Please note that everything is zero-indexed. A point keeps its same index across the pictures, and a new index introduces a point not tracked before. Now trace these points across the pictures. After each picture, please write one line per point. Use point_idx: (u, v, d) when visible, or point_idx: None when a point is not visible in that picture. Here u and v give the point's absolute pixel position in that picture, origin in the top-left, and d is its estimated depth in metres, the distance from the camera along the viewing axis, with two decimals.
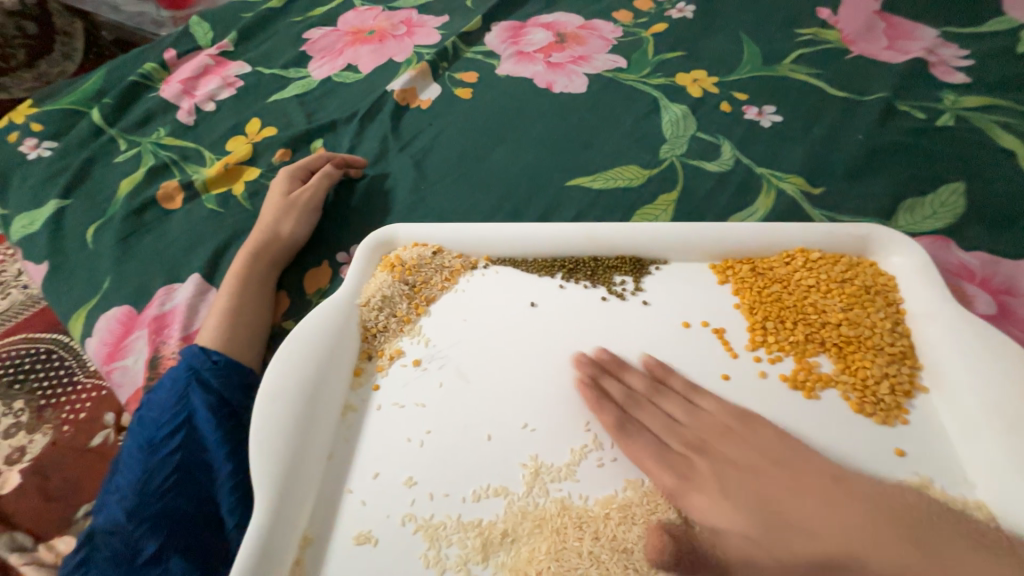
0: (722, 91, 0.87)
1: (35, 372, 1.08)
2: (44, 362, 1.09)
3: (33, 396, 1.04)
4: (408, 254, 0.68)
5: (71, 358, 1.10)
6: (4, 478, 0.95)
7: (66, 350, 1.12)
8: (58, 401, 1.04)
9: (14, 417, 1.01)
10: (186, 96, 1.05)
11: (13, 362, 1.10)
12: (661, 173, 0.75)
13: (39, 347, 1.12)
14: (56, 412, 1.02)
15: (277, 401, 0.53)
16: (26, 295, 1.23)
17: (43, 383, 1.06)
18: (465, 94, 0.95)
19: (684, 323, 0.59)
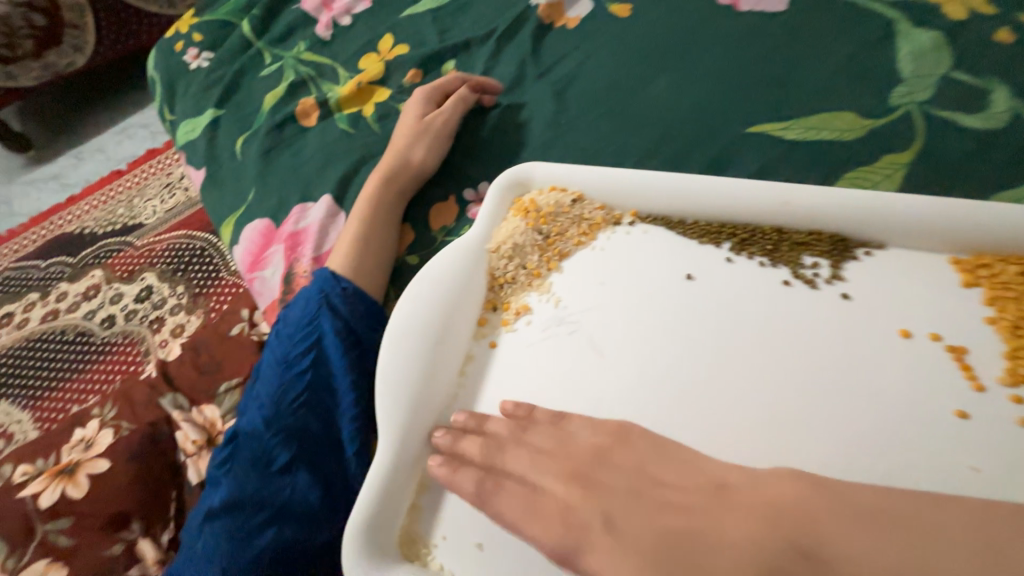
0: (999, 13, 0.61)
1: (192, 264, 1.23)
2: (199, 256, 1.24)
3: (190, 284, 1.20)
4: (544, 199, 0.60)
5: (218, 256, 1.24)
6: (169, 348, 1.10)
7: (214, 249, 1.25)
8: (209, 292, 1.18)
9: (177, 299, 1.18)
10: (324, 9, 1.02)
11: (175, 253, 1.26)
12: (888, 125, 0.56)
13: (195, 243, 1.27)
14: (207, 301, 1.17)
15: (403, 342, 0.51)
16: (186, 197, 1.40)
17: (197, 274, 1.21)
18: (622, 11, 0.79)
19: (905, 331, 0.44)
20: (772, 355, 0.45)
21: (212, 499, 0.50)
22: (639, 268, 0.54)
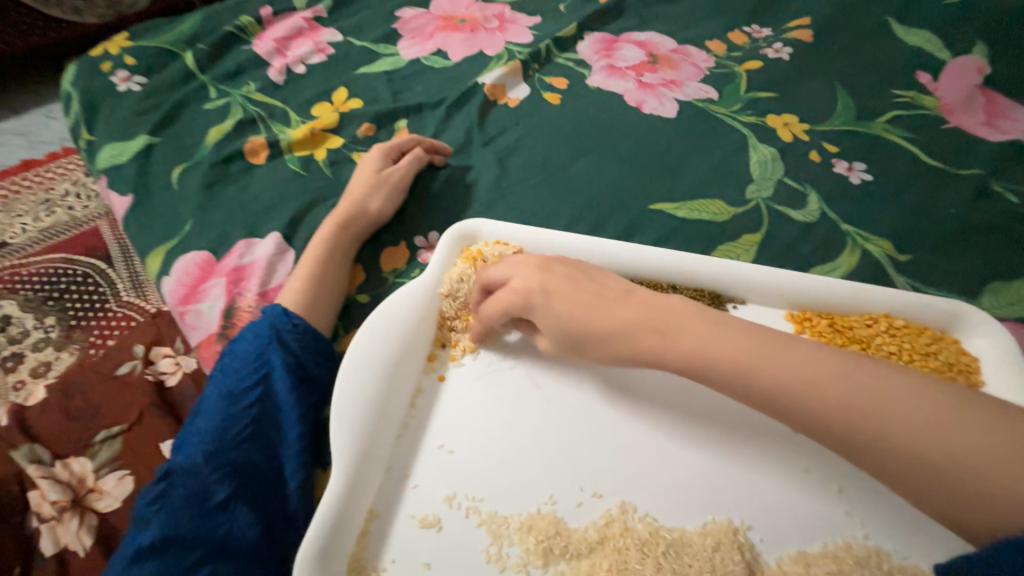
0: (812, 140, 0.87)
1: (70, 292, 1.10)
2: (79, 283, 1.12)
3: (63, 315, 1.07)
4: (490, 249, 0.68)
5: (104, 283, 1.12)
6: (32, 391, 0.96)
7: (100, 276, 1.13)
8: (88, 324, 1.06)
9: (44, 332, 1.05)
10: (278, 55, 1.07)
11: (49, 279, 1.12)
12: (746, 212, 0.75)
13: (76, 269, 1.14)
14: (86, 334, 1.05)
15: (359, 375, 0.54)
16: (70, 216, 1.24)
17: (76, 303, 1.09)
18: (554, 99, 0.95)
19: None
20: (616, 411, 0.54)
21: (139, 540, 0.48)
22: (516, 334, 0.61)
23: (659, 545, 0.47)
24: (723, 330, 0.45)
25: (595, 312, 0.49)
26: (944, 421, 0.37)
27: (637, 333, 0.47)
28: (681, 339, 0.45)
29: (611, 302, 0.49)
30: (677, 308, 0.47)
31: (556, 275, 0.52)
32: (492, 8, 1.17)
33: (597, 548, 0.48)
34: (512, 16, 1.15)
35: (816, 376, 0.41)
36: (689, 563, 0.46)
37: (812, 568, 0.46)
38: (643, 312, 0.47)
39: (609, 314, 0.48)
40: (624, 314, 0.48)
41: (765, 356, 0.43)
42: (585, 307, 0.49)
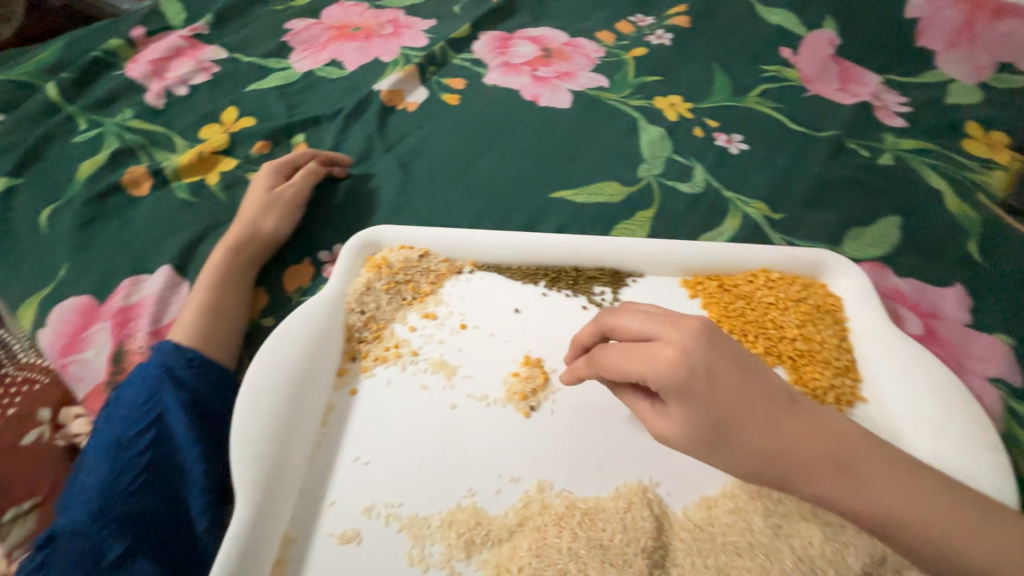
0: (696, 117, 0.93)
1: None
2: None
3: None
4: (395, 256, 0.68)
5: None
6: None
7: None
8: None
9: None
10: (155, 77, 1.00)
11: None
12: (639, 191, 0.80)
13: None
14: None
15: (260, 401, 0.52)
16: None
17: None
18: (453, 100, 0.96)
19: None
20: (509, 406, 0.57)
21: None
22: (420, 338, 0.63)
23: (575, 516, 0.49)
24: (863, 445, 0.42)
25: (757, 418, 0.41)
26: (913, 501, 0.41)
27: (806, 451, 0.41)
28: (829, 457, 0.41)
29: (774, 404, 0.41)
30: (830, 423, 0.43)
31: (723, 357, 0.41)
32: (385, 14, 1.16)
33: (517, 530, 0.49)
34: (405, 20, 1.15)
35: (913, 498, 0.41)
36: (603, 527, 0.48)
37: (715, 509, 0.50)
38: (809, 424, 0.41)
39: (773, 427, 0.41)
40: (793, 427, 0.41)
41: (889, 476, 0.42)
42: (750, 411, 0.41)
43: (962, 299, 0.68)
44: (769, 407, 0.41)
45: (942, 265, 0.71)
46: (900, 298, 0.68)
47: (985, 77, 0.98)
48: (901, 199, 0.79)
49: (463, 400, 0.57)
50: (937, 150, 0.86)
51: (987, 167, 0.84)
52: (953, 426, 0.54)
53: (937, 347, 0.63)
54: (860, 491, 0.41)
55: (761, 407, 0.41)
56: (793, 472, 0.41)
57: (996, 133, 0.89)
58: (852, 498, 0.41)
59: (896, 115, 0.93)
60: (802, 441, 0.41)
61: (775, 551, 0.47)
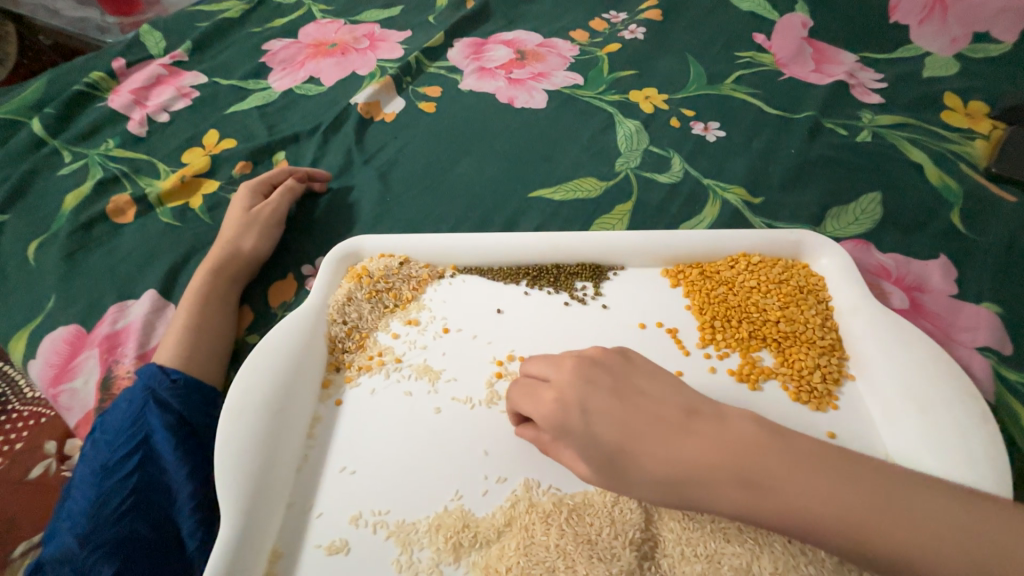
0: (672, 108, 0.93)
1: None
2: None
3: None
4: (375, 265, 0.68)
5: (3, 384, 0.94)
6: None
7: None
8: None
9: None
10: (137, 106, 1.02)
11: None
12: (617, 185, 0.80)
13: None
14: None
15: (243, 418, 0.52)
16: None
17: None
18: (429, 108, 0.97)
19: (641, 324, 0.64)
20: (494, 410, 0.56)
21: None
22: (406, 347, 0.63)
23: (562, 512, 0.49)
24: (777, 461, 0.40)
25: (647, 445, 0.42)
26: (817, 492, 0.38)
27: (702, 477, 0.40)
28: (743, 479, 0.40)
29: (681, 434, 0.42)
30: (736, 436, 0.41)
31: (598, 391, 0.46)
32: (360, 29, 1.17)
33: (505, 530, 0.49)
34: (381, 34, 1.16)
35: (841, 500, 0.38)
36: (591, 522, 0.48)
37: None
38: (718, 451, 0.40)
39: (669, 453, 0.41)
40: (688, 455, 0.41)
41: (818, 489, 0.38)
42: (634, 441, 0.42)
43: (947, 270, 0.67)
44: (658, 438, 0.42)
45: (926, 238, 0.71)
46: (885, 274, 0.67)
47: (961, 48, 0.98)
48: (881, 175, 0.78)
49: (448, 403, 0.57)
50: (915, 124, 0.86)
51: (967, 137, 0.84)
52: (941, 397, 0.54)
53: (924, 320, 0.63)
54: (787, 511, 0.38)
55: (643, 435, 0.42)
56: (700, 497, 0.41)
57: (974, 103, 0.89)
58: (775, 516, 0.39)
59: (873, 92, 0.92)
60: (696, 472, 0.40)
61: (765, 535, 0.46)
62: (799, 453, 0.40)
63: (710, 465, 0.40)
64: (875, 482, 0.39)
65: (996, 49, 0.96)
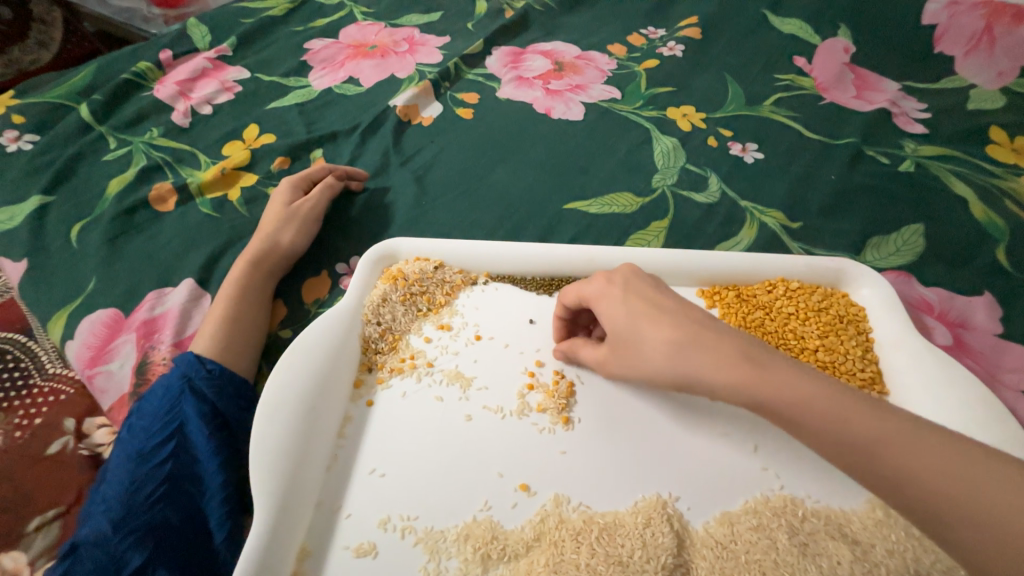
0: (709, 127, 0.93)
1: None
2: None
3: None
4: (410, 268, 0.69)
5: (27, 359, 0.96)
6: None
7: (22, 351, 0.97)
8: (9, 405, 0.91)
9: None
10: (181, 98, 1.04)
11: None
12: (652, 202, 0.80)
13: None
14: (6, 417, 0.89)
15: (279, 412, 0.53)
16: None
17: None
18: (466, 114, 0.98)
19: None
20: (522, 423, 0.56)
21: None
22: (439, 352, 0.63)
23: (593, 530, 0.48)
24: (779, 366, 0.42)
25: (656, 324, 0.47)
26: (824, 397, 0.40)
27: (706, 349, 0.44)
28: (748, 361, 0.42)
29: (689, 321, 0.46)
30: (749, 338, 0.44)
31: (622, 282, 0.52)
32: (401, 32, 1.19)
33: (534, 544, 0.49)
34: (420, 38, 1.17)
35: (831, 407, 0.39)
36: (622, 543, 0.48)
37: (737, 526, 0.48)
38: (727, 340, 0.44)
39: (676, 331, 0.46)
40: (701, 333, 0.45)
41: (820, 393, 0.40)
42: (645, 319, 0.48)
43: (992, 308, 0.65)
44: (668, 320, 0.46)
45: (970, 273, 0.69)
46: (927, 308, 0.66)
47: (1007, 82, 0.96)
48: (924, 206, 0.77)
49: (479, 411, 0.57)
50: (959, 156, 0.85)
51: (1013, 173, 0.82)
52: (987, 442, 0.52)
53: (968, 357, 0.61)
54: (773, 391, 0.41)
55: (657, 315, 0.47)
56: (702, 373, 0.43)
57: (1020, 139, 0.87)
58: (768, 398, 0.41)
59: (916, 122, 0.91)
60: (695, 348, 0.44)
61: (802, 571, 0.45)
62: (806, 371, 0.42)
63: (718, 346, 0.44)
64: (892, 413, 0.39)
65: None
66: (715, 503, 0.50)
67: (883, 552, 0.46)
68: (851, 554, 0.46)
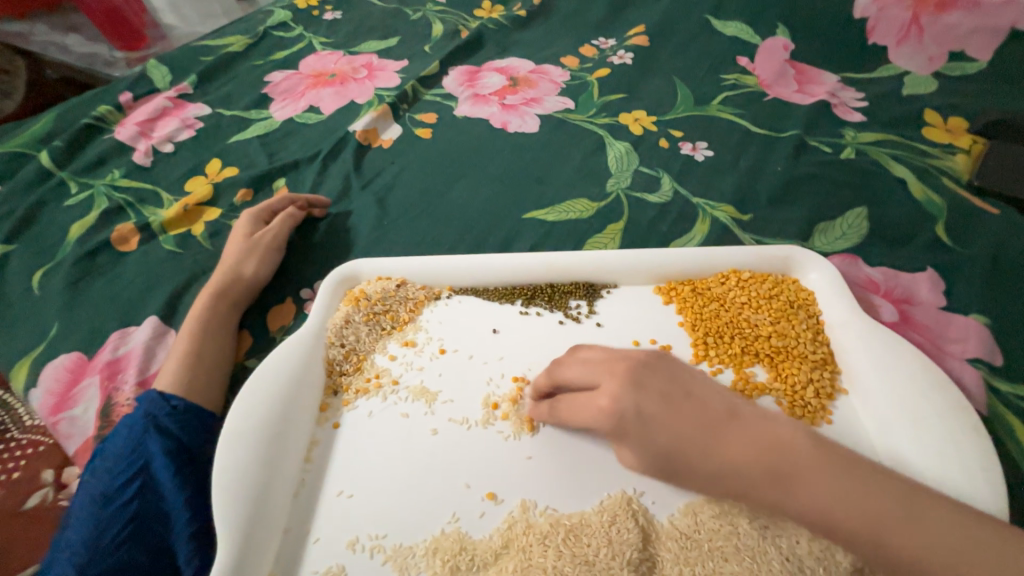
0: (660, 129, 0.96)
1: None
2: None
3: None
4: (372, 288, 0.69)
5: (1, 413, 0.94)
6: None
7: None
8: None
9: None
10: (143, 138, 1.05)
11: None
12: (608, 205, 0.83)
13: None
14: None
15: (242, 442, 0.53)
16: None
17: None
18: (425, 133, 1.00)
19: (634, 341, 0.65)
20: (486, 434, 0.57)
21: None
22: (406, 368, 0.64)
23: (559, 533, 0.49)
24: (782, 431, 0.42)
25: (674, 432, 0.42)
26: (832, 486, 0.40)
27: (705, 456, 0.41)
28: (778, 474, 0.40)
29: (721, 430, 0.42)
30: (767, 435, 0.42)
31: (647, 390, 0.44)
32: (359, 59, 1.22)
33: (503, 552, 0.49)
34: (379, 63, 1.20)
35: (830, 487, 0.40)
36: (588, 543, 0.49)
37: (700, 515, 0.49)
38: (747, 441, 0.41)
39: (715, 446, 0.41)
40: (706, 442, 0.41)
41: (829, 484, 0.40)
42: (705, 442, 0.41)
43: (935, 282, 0.68)
44: (699, 426, 0.42)
45: (911, 251, 0.72)
46: (873, 287, 0.69)
47: (938, 67, 1.01)
48: (866, 190, 0.80)
49: (445, 424, 0.58)
50: (896, 140, 0.89)
51: (948, 152, 0.86)
52: (931, 413, 0.54)
53: (914, 332, 0.64)
54: (784, 484, 0.40)
55: (712, 438, 0.41)
56: (726, 482, 0.41)
57: (954, 119, 0.91)
58: (792, 501, 0.40)
59: (855, 110, 0.95)
60: (744, 464, 0.40)
61: (763, 553, 0.46)
62: (826, 459, 0.41)
63: (734, 459, 0.41)
64: (905, 493, 0.40)
65: (973, 66, 0.99)
66: (676, 495, 0.51)
67: None
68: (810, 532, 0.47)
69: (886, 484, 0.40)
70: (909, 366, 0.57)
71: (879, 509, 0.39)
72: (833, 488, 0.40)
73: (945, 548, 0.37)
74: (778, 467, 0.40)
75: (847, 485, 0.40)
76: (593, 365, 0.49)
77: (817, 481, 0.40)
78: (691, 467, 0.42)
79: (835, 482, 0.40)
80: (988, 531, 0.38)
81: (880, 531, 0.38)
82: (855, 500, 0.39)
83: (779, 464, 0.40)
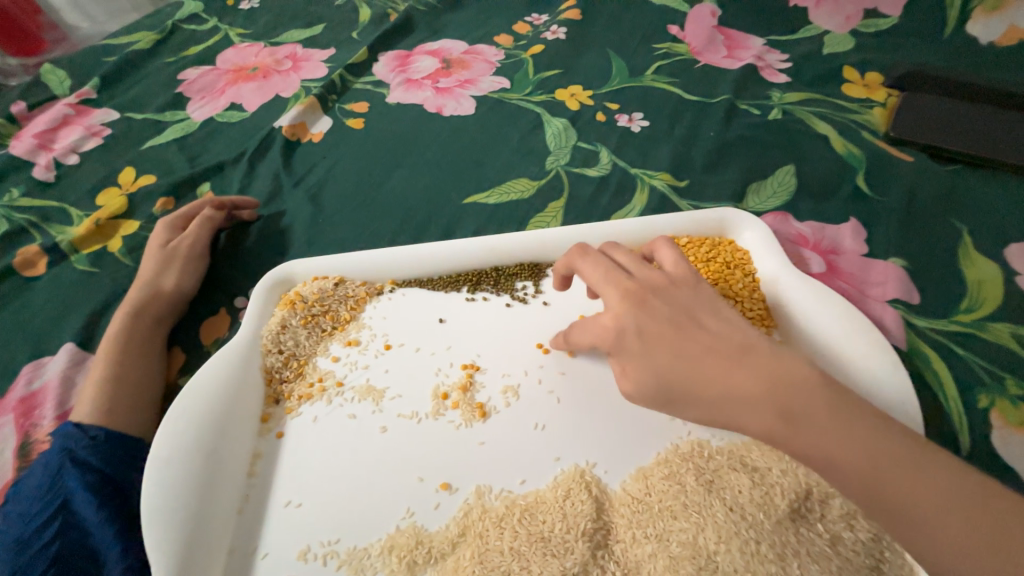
0: (597, 103, 0.95)
1: None
2: None
3: None
4: (309, 289, 0.66)
5: None
6: None
7: None
8: None
9: None
10: (42, 150, 0.95)
11: None
12: (548, 183, 0.82)
13: None
14: None
15: (173, 465, 0.50)
16: None
17: None
18: (357, 124, 0.96)
19: (539, 345, 0.61)
20: (437, 426, 0.56)
21: None
22: (352, 369, 0.61)
23: (514, 514, 0.50)
24: (796, 368, 0.39)
25: (670, 355, 0.41)
26: (834, 428, 0.37)
27: (702, 385, 0.40)
28: (783, 407, 0.38)
29: (731, 363, 0.40)
30: (782, 371, 0.39)
31: (656, 315, 0.44)
32: (282, 50, 1.15)
33: (460, 541, 0.49)
34: (303, 53, 1.14)
35: (831, 433, 0.37)
36: (543, 519, 0.49)
37: (650, 479, 0.51)
38: (747, 374, 0.39)
39: (719, 378, 0.40)
40: (707, 375, 0.40)
41: (835, 428, 0.37)
42: (702, 372, 0.40)
43: (857, 231, 0.72)
44: (700, 357, 0.41)
45: (836, 204, 0.75)
46: (803, 241, 0.71)
47: (854, 25, 1.04)
48: (793, 148, 0.83)
49: (394, 421, 0.56)
50: (820, 99, 0.91)
51: (866, 106, 0.90)
52: (858, 353, 0.57)
53: (839, 280, 0.67)
54: (787, 422, 0.38)
55: (712, 370, 0.40)
56: (723, 412, 0.40)
57: (870, 74, 0.94)
58: (794, 440, 0.38)
59: (780, 72, 0.98)
60: (743, 395, 0.39)
61: (708, 507, 0.48)
62: (837, 401, 0.38)
63: (732, 389, 0.39)
64: (903, 441, 0.37)
65: (885, 23, 1.02)
66: (625, 461, 0.52)
67: (779, 473, 0.49)
68: (751, 481, 0.49)
69: (886, 432, 0.38)
70: (840, 311, 0.60)
71: (877, 457, 0.37)
72: (832, 435, 0.37)
73: (941, 506, 0.35)
74: (787, 401, 0.38)
75: (847, 435, 0.37)
76: (600, 279, 0.49)
77: (826, 424, 0.38)
78: (689, 393, 0.41)
79: (839, 425, 0.37)
80: (981, 484, 0.36)
81: (878, 480, 0.36)
82: (858, 450, 0.37)
83: (789, 399, 0.38)
